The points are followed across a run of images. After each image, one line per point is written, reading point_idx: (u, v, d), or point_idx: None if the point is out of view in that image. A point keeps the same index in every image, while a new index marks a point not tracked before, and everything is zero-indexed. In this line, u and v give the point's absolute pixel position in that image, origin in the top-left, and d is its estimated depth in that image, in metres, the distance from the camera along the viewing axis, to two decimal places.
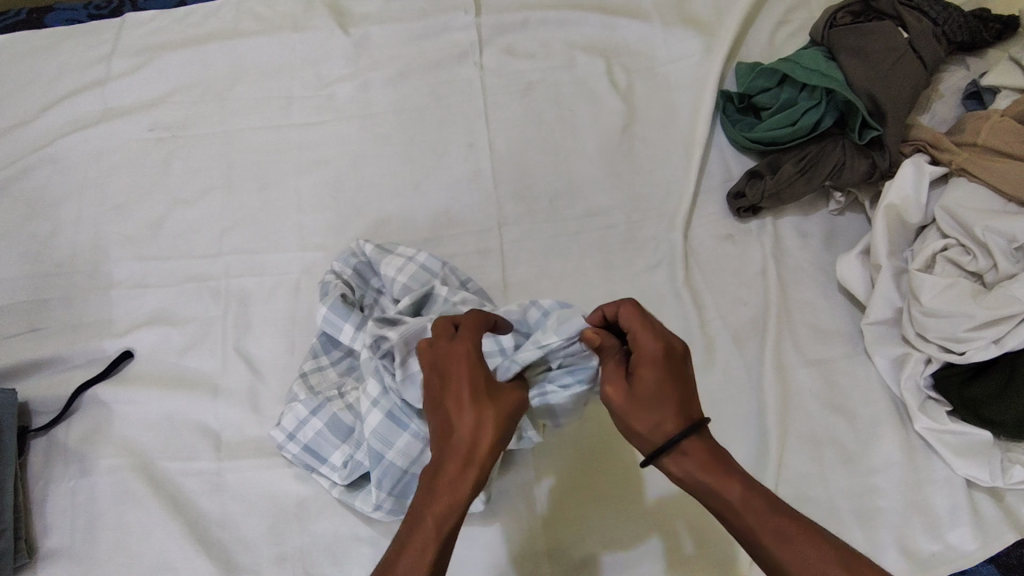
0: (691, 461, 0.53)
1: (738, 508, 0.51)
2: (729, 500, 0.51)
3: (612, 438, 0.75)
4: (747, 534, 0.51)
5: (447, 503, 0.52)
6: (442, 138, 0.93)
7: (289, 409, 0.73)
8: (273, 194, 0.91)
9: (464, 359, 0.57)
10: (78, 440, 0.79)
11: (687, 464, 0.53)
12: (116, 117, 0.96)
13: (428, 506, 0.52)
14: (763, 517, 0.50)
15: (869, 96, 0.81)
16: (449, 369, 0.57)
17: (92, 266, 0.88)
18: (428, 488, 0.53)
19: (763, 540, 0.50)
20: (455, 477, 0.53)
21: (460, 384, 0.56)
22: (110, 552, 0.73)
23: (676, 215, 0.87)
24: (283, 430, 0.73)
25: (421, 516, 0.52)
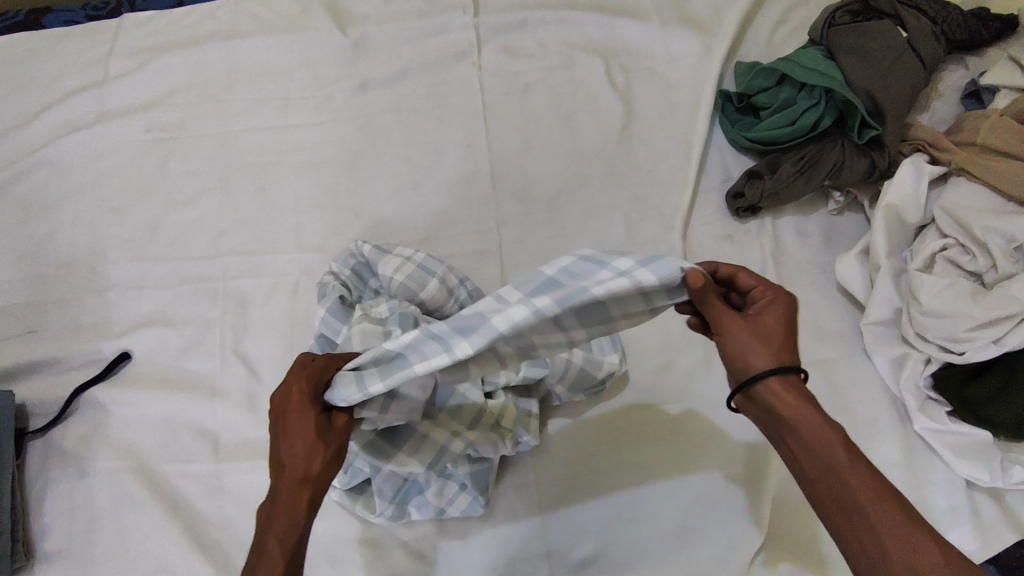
0: (799, 401, 0.50)
1: (842, 461, 0.48)
2: (834, 455, 0.48)
3: (617, 439, 0.75)
4: (841, 483, 0.47)
5: (285, 523, 0.49)
6: (440, 138, 0.92)
7: None
8: (271, 195, 0.91)
9: (295, 403, 0.50)
10: (76, 442, 0.78)
11: (797, 405, 0.49)
12: (114, 118, 0.95)
13: (266, 535, 0.49)
14: (868, 485, 0.47)
15: (868, 96, 0.81)
16: (277, 411, 0.51)
17: (90, 267, 0.88)
18: (265, 516, 0.50)
19: (859, 500, 0.46)
20: (292, 510, 0.49)
21: (288, 427, 0.50)
22: (108, 554, 0.73)
23: (674, 215, 0.87)
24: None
25: (262, 542, 0.49)
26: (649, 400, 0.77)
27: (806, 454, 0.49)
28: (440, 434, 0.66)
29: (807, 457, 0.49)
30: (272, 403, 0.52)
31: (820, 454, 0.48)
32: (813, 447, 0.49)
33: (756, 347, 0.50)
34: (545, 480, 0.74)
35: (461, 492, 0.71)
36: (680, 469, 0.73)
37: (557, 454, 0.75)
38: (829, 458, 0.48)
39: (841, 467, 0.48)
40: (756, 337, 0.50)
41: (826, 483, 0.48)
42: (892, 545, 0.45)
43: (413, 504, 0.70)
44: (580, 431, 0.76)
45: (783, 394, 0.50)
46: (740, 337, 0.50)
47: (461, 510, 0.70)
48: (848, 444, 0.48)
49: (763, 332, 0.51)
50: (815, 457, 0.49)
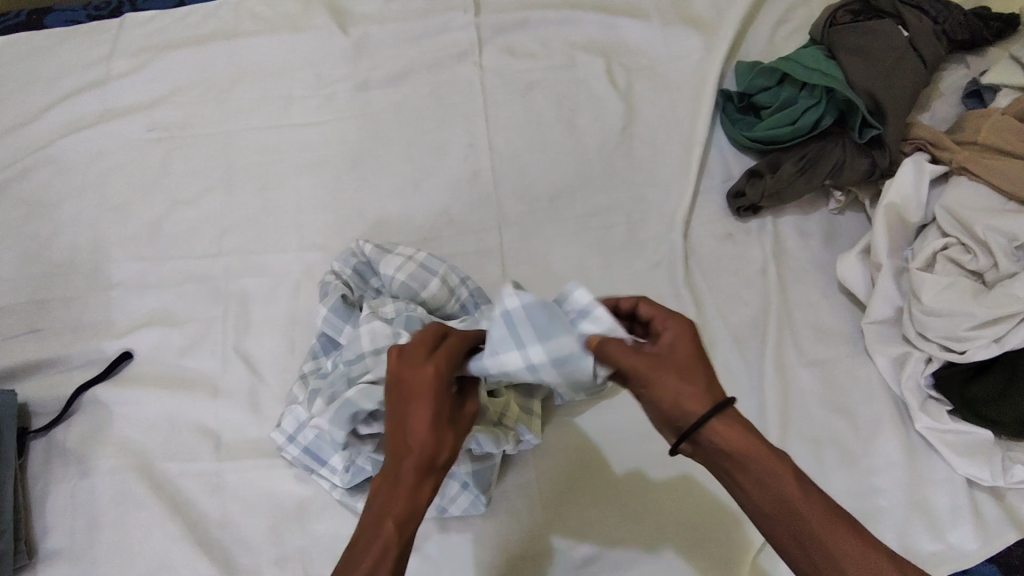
0: (745, 437, 0.51)
1: (793, 495, 0.49)
2: (786, 491, 0.50)
3: (617, 440, 0.75)
4: (796, 516, 0.49)
5: (407, 503, 0.53)
6: (442, 137, 0.93)
7: (289, 410, 0.74)
8: (273, 194, 0.91)
9: (430, 387, 0.52)
10: (78, 440, 0.78)
11: (742, 440, 0.51)
12: (115, 117, 0.96)
13: (384, 512, 0.52)
14: (822, 514, 0.49)
15: (869, 95, 0.81)
16: (406, 390, 0.53)
17: (92, 266, 0.88)
18: (384, 494, 0.53)
19: (814, 532, 0.49)
20: (414, 491, 0.53)
21: (417, 411, 0.52)
22: (110, 552, 0.73)
23: (675, 214, 0.87)
24: (283, 432, 0.73)
25: (382, 518, 0.52)
26: None
27: (757, 487, 0.51)
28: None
29: (759, 492, 0.50)
30: (396, 383, 0.53)
31: (774, 488, 0.50)
32: (766, 482, 0.50)
33: (688, 395, 0.50)
34: (543, 482, 0.74)
35: (463, 492, 0.70)
36: (681, 470, 0.73)
37: (556, 454, 0.75)
38: (780, 491, 0.50)
39: (798, 502, 0.49)
40: (684, 378, 0.50)
41: (780, 517, 0.50)
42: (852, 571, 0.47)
43: None
44: (580, 430, 0.76)
45: (727, 435, 0.51)
46: (669, 382, 0.50)
47: (463, 509, 0.70)
48: (793, 471, 0.50)
49: (682, 363, 0.51)
50: (768, 492, 0.50)
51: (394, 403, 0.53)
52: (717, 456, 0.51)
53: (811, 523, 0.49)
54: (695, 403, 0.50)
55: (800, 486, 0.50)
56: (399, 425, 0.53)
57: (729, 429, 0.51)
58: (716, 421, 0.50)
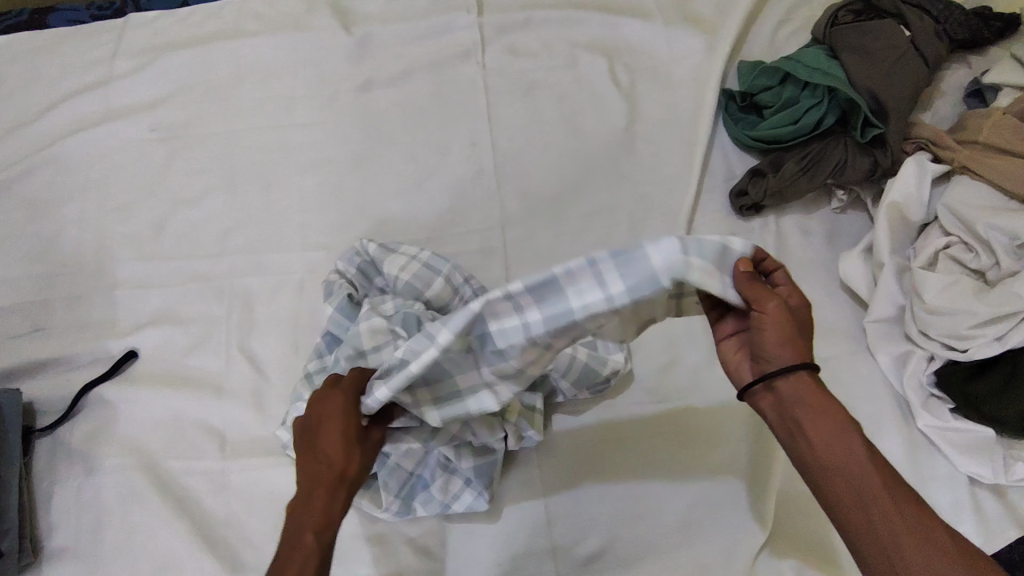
0: (822, 398, 0.56)
1: (866, 459, 0.54)
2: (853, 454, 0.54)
3: (628, 436, 0.76)
4: (861, 477, 0.53)
5: (320, 516, 0.55)
6: (445, 137, 0.93)
7: (295, 409, 0.73)
8: (276, 193, 0.91)
9: (340, 407, 0.57)
10: (84, 439, 0.79)
11: (823, 401, 0.55)
12: (119, 117, 0.96)
13: (302, 527, 0.54)
14: (882, 477, 0.53)
15: (871, 94, 0.81)
16: (321, 416, 0.58)
17: (96, 265, 0.88)
18: (298, 509, 0.55)
19: (876, 492, 0.53)
20: (327, 502, 0.55)
21: (329, 431, 0.57)
22: (116, 550, 0.73)
23: (678, 213, 0.87)
24: (289, 430, 0.73)
25: (299, 530, 0.54)
26: (654, 398, 0.77)
27: (828, 448, 0.55)
28: (444, 423, 0.65)
29: (823, 449, 0.55)
30: (313, 411, 0.58)
31: (847, 452, 0.54)
32: (835, 444, 0.55)
33: (791, 343, 0.55)
34: (547, 480, 0.74)
35: (467, 488, 0.70)
36: (692, 469, 0.74)
37: (562, 453, 0.75)
38: (849, 452, 0.54)
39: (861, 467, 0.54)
40: (793, 334, 0.55)
41: (845, 478, 0.54)
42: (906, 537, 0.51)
43: (419, 501, 0.71)
44: (587, 428, 0.76)
45: (806, 386, 0.55)
46: (774, 334, 0.55)
47: (467, 506, 0.70)
48: (864, 442, 0.55)
49: (797, 321, 0.56)
50: (841, 453, 0.54)
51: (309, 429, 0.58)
52: (796, 405, 0.56)
53: (875, 488, 0.53)
54: (795, 353, 0.55)
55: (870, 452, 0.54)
56: (308, 448, 0.57)
57: (808, 383, 0.55)
58: (805, 373, 0.55)
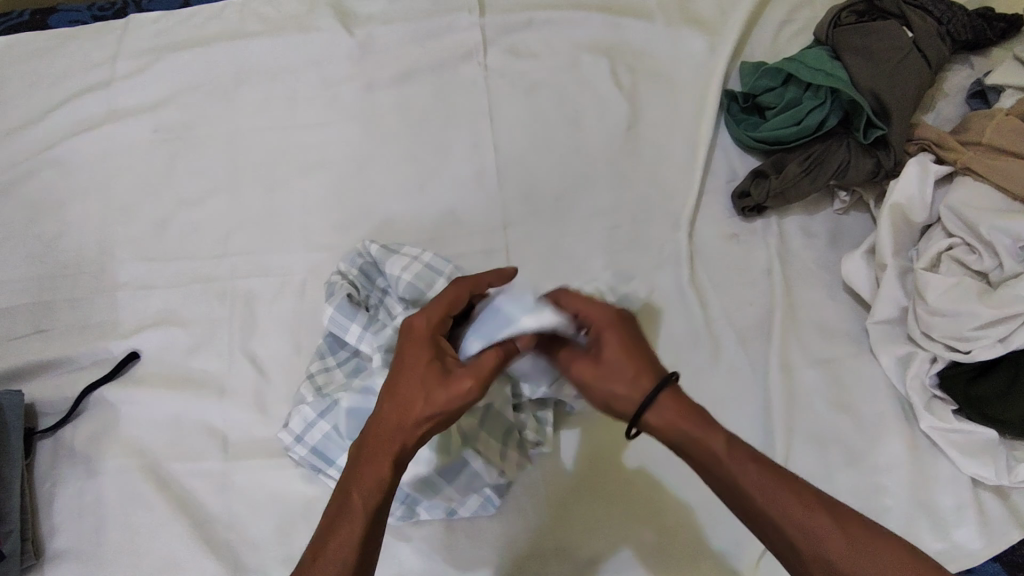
0: (677, 412, 0.57)
1: (728, 461, 0.55)
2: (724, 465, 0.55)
3: (603, 454, 0.75)
4: (729, 477, 0.54)
5: (371, 483, 0.56)
6: (446, 138, 0.93)
7: (297, 411, 0.73)
8: (278, 194, 0.91)
9: (422, 337, 0.62)
10: (86, 440, 0.79)
11: (684, 417, 0.56)
12: (121, 118, 0.96)
13: (357, 477, 0.57)
14: (761, 474, 0.54)
15: (873, 95, 0.81)
16: (407, 342, 0.62)
17: (97, 267, 0.88)
18: (362, 459, 0.58)
19: (746, 488, 0.54)
20: (380, 458, 0.57)
21: (408, 368, 0.60)
22: (118, 551, 0.73)
23: (680, 214, 0.87)
24: (291, 433, 0.73)
25: (349, 490, 0.57)
26: None
27: (698, 455, 0.56)
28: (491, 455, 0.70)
29: (710, 467, 0.55)
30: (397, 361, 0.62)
31: (706, 454, 0.55)
32: (698, 447, 0.56)
33: (625, 381, 0.58)
34: (550, 484, 0.74)
35: (474, 494, 0.71)
36: (694, 474, 0.73)
37: (565, 457, 0.75)
38: (716, 458, 0.55)
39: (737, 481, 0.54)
40: (631, 357, 0.59)
41: (728, 486, 0.55)
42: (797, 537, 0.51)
43: (423, 506, 0.71)
44: (591, 432, 0.76)
45: (665, 415, 0.57)
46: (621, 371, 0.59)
47: (474, 510, 0.71)
48: (726, 440, 0.55)
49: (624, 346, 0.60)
50: (703, 456, 0.55)
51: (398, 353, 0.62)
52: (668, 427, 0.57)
53: (749, 484, 0.54)
54: (630, 396, 0.58)
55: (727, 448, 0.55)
56: (391, 380, 0.61)
57: (660, 409, 0.57)
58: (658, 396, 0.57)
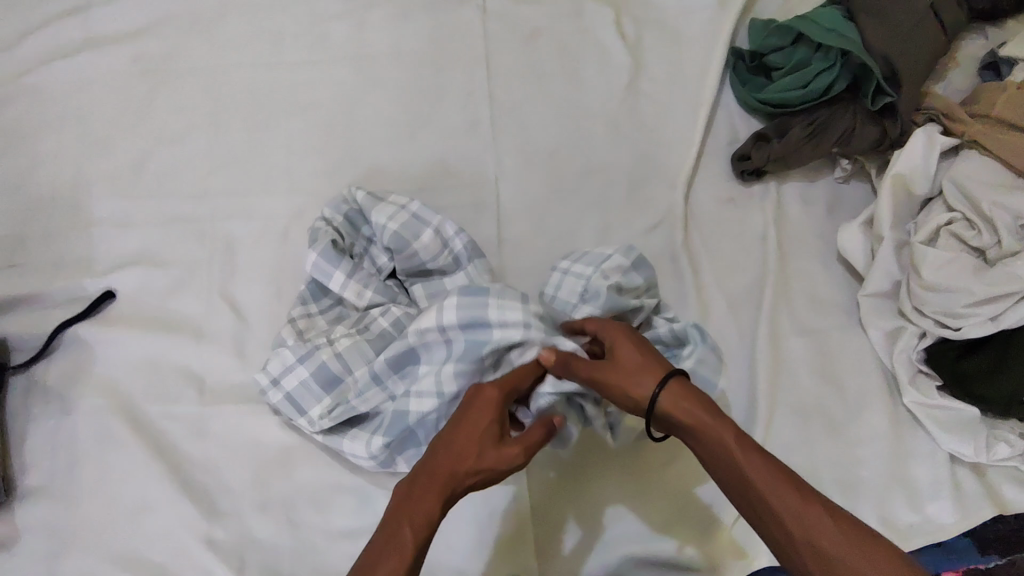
0: (692, 409, 0.57)
1: (734, 454, 0.55)
2: (726, 446, 0.56)
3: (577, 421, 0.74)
4: (737, 475, 0.55)
5: (424, 517, 0.54)
6: (440, 84, 0.89)
7: (275, 354, 0.71)
8: (262, 134, 0.88)
9: (490, 403, 0.59)
10: (59, 379, 0.77)
11: (695, 412, 0.57)
12: (100, 46, 0.91)
13: (405, 518, 0.55)
14: (757, 465, 0.55)
15: (885, 60, 0.78)
16: (470, 407, 0.60)
17: (72, 201, 0.85)
18: (404, 498, 0.56)
19: (754, 487, 0.54)
20: (430, 498, 0.55)
21: (465, 428, 0.58)
22: (91, 492, 0.72)
23: (678, 175, 0.85)
24: (268, 375, 0.72)
25: (401, 523, 0.54)
26: None
27: (710, 458, 0.57)
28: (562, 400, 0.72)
29: (712, 460, 0.57)
30: (464, 403, 0.60)
31: (719, 453, 0.56)
32: (710, 450, 0.56)
33: (638, 383, 0.59)
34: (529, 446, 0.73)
35: None
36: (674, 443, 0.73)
37: None
38: (724, 451, 0.56)
39: (734, 462, 0.55)
40: (634, 373, 0.59)
41: (730, 482, 0.55)
42: (793, 529, 0.52)
43: (403, 456, 0.69)
44: None
45: (676, 404, 0.58)
46: (629, 385, 0.59)
47: None
48: (735, 433, 0.56)
49: (629, 367, 0.60)
50: (715, 457, 0.56)
51: (457, 415, 0.60)
52: (681, 423, 0.58)
53: (753, 483, 0.54)
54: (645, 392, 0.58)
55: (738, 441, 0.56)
56: (449, 436, 0.58)
57: (680, 406, 0.58)
58: (670, 394, 0.58)
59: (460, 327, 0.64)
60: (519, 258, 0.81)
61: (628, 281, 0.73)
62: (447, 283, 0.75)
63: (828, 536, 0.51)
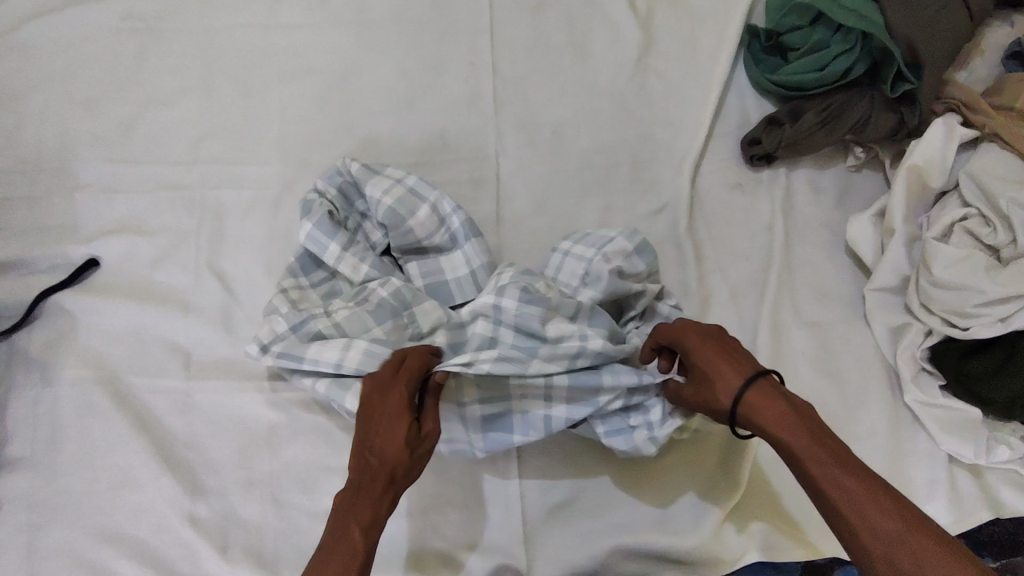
0: (770, 407, 0.56)
1: (808, 452, 0.53)
2: (799, 445, 0.54)
3: None
4: (812, 474, 0.53)
5: (369, 516, 0.54)
6: (442, 53, 0.85)
7: (269, 320, 0.69)
8: (254, 100, 0.84)
9: (400, 402, 0.58)
10: (41, 347, 0.75)
11: (774, 410, 0.56)
12: (87, 2, 0.88)
13: (349, 520, 0.54)
14: (829, 465, 0.52)
15: (907, 46, 0.74)
16: (377, 410, 0.58)
17: (57, 164, 0.82)
18: (344, 506, 0.55)
19: (825, 488, 0.52)
20: (370, 500, 0.55)
21: (381, 430, 0.57)
22: (71, 464, 0.71)
23: (685, 157, 0.82)
24: (259, 342, 0.68)
25: (346, 528, 0.54)
26: None
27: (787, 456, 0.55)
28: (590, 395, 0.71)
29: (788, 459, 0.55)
30: (369, 404, 0.59)
31: (792, 451, 0.54)
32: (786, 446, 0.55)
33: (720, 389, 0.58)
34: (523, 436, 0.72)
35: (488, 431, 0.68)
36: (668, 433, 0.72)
37: None
38: (798, 450, 0.54)
39: (808, 470, 0.53)
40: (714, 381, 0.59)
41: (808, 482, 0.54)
42: (866, 534, 0.49)
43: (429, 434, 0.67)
44: None
45: (757, 404, 0.57)
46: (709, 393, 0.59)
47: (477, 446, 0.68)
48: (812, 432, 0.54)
49: (710, 373, 0.60)
50: (791, 456, 0.55)
51: (366, 421, 0.58)
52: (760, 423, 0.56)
53: (827, 481, 0.52)
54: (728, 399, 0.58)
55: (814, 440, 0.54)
56: (368, 442, 0.57)
57: (759, 406, 0.57)
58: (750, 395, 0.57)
59: (516, 329, 0.67)
60: (517, 238, 0.79)
61: (629, 264, 0.71)
62: (444, 263, 0.75)
63: (901, 543, 0.48)
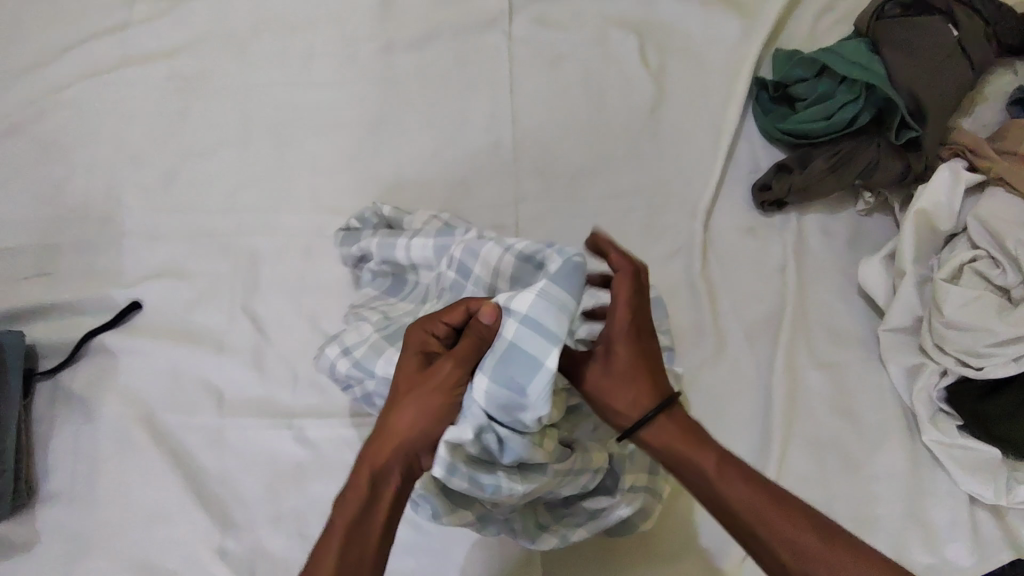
0: (674, 436, 0.59)
1: (716, 480, 0.56)
2: (707, 473, 0.57)
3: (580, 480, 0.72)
4: (725, 503, 0.56)
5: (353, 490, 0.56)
6: (465, 106, 0.90)
7: (354, 325, 0.70)
8: (289, 151, 0.89)
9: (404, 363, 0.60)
10: (84, 385, 0.79)
11: (676, 440, 0.58)
12: (137, 63, 0.94)
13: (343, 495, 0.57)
14: (737, 488, 0.56)
15: (912, 96, 0.78)
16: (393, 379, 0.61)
17: (104, 213, 0.87)
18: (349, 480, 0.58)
19: (743, 515, 0.55)
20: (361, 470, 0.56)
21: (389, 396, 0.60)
22: (107, 498, 0.74)
23: (698, 204, 0.85)
24: (340, 345, 0.69)
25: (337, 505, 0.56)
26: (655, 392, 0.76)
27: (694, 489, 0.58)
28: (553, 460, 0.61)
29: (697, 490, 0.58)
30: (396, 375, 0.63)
31: (706, 487, 0.57)
32: (699, 483, 0.57)
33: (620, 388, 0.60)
34: None
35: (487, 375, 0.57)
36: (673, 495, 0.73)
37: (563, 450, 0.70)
38: (707, 482, 0.57)
39: (715, 484, 0.56)
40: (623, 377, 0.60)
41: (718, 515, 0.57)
42: (786, 555, 0.53)
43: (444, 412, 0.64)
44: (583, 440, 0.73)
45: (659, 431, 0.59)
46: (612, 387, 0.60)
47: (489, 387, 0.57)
48: (717, 455, 0.57)
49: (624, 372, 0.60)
50: (703, 491, 0.57)
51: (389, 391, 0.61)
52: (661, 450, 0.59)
53: (740, 506, 0.55)
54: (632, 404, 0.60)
55: (718, 464, 0.57)
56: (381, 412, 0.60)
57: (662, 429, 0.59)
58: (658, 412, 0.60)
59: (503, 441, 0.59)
60: None
61: None
62: None
63: (814, 551, 0.52)
